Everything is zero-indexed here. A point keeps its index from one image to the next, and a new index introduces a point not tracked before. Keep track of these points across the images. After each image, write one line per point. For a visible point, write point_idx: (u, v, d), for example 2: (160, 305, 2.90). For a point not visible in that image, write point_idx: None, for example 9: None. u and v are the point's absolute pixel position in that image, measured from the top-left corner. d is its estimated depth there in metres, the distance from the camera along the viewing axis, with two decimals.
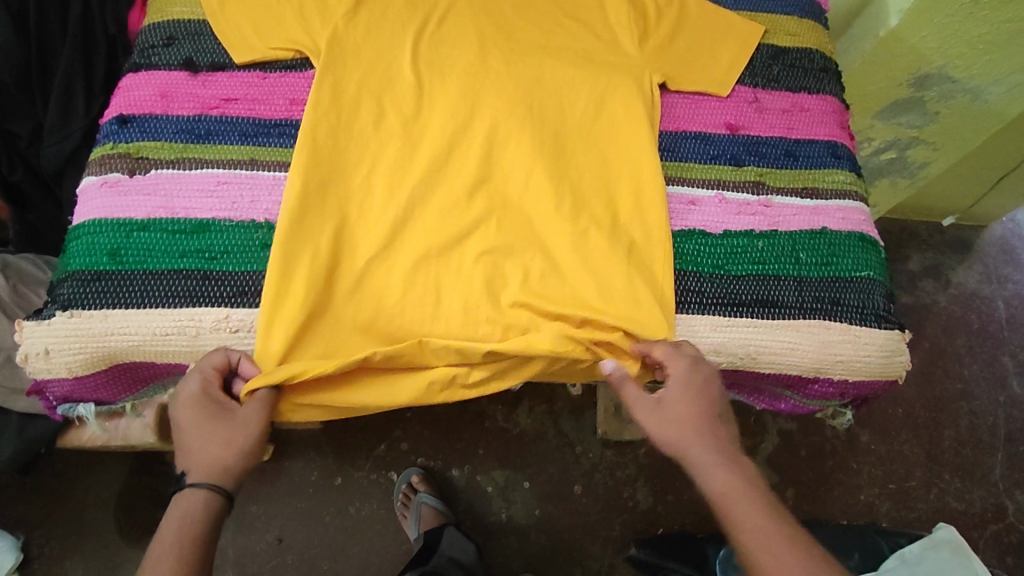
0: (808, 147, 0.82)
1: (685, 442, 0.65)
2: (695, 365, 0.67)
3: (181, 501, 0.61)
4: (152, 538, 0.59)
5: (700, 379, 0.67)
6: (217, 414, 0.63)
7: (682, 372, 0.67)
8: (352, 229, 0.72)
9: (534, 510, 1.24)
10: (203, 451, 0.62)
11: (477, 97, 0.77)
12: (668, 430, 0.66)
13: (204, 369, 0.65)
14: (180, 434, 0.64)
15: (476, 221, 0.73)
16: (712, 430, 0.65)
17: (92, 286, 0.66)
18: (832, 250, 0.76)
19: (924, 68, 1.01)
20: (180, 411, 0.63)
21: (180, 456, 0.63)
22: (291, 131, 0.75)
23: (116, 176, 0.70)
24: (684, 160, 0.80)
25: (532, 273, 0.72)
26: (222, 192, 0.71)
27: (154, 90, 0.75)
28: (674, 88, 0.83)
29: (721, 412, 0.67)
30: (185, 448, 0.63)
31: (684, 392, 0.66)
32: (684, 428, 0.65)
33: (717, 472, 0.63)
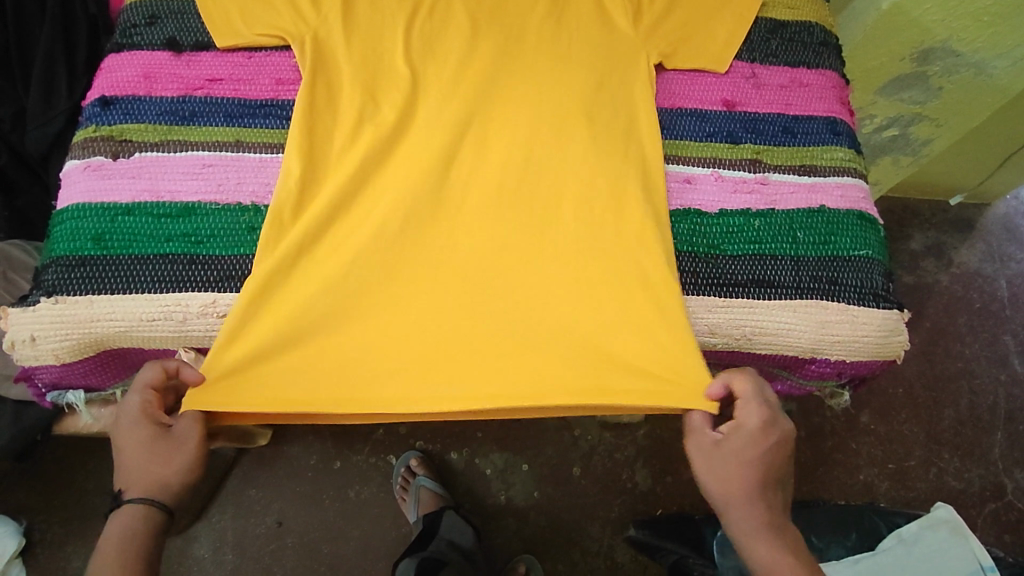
0: (807, 123, 0.80)
1: (736, 495, 0.64)
2: (769, 422, 0.65)
3: (116, 521, 0.61)
4: (93, 556, 0.60)
5: (770, 436, 0.65)
6: (153, 432, 0.62)
7: (753, 427, 0.65)
8: (336, 235, 0.70)
9: (532, 492, 1.24)
10: (140, 470, 0.62)
11: (468, 86, 0.76)
12: (723, 480, 0.65)
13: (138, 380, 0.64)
14: (117, 451, 0.63)
15: (470, 222, 0.72)
16: (764, 494, 0.64)
17: (77, 271, 0.65)
18: (830, 228, 0.74)
19: (927, 41, 0.98)
20: (118, 428, 0.63)
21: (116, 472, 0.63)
22: (277, 111, 0.74)
23: (99, 160, 0.69)
24: (679, 137, 0.78)
25: (526, 283, 0.70)
26: (208, 175, 0.69)
27: (136, 71, 0.74)
28: (670, 66, 0.81)
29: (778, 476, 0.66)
30: (121, 465, 0.62)
31: (749, 448, 0.65)
32: (740, 482, 0.64)
33: (762, 538, 0.63)
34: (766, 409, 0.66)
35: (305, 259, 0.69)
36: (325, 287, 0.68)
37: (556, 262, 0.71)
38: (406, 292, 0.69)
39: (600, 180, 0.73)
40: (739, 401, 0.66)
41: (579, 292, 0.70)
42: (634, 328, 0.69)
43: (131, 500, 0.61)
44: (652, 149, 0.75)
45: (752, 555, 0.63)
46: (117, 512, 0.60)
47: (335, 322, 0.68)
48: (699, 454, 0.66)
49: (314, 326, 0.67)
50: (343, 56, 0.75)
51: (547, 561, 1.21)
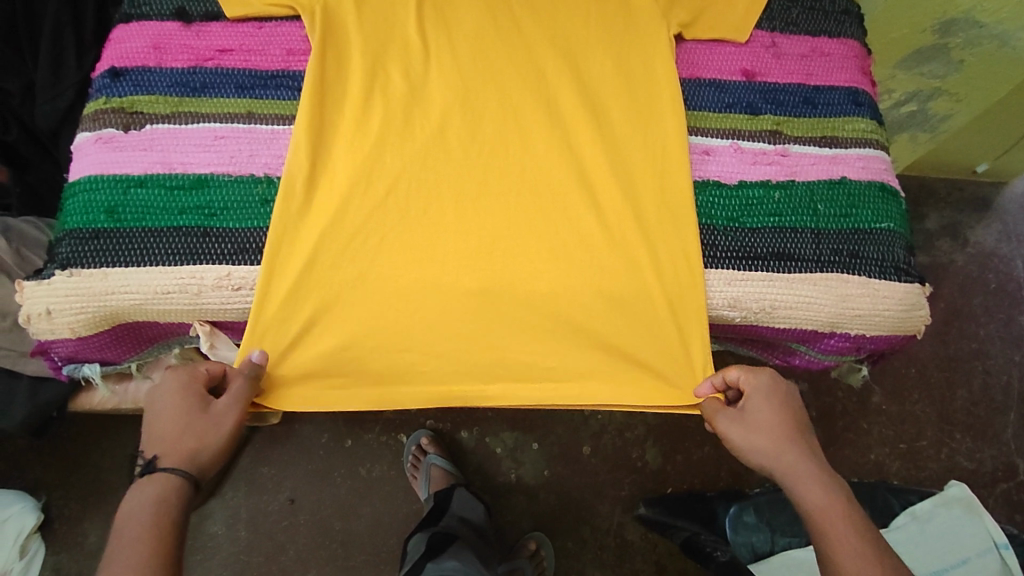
0: (828, 94, 0.79)
1: (771, 447, 0.64)
2: (776, 377, 0.68)
3: (143, 489, 0.59)
4: (121, 523, 0.57)
5: (782, 390, 0.67)
6: (195, 402, 0.63)
7: (764, 384, 0.67)
8: (348, 208, 0.68)
9: (543, 470, 1.24)
10: (175, 436, 0.61)
11: (486, 58, 0.75)
12: (754, 436, 0.65)
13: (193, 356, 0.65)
14: (151, 417, 0.63)
15: (494, 204, 0.70)
16: (802, 442, 0.65)
17: (89, 244, 0.63)
18: (851, 200, 0.73)
19: (949, 13, 0.97)
20: (160, 395, 0.63)
21: (147, 440, 0.62)
22: (289, 82, 0.73)
23: (111, 132, 0.68)
24: (698, 109, 0.77)
25: (553, 268, 0.69)
26: (220, 147, 0.68)
27: (146, 42, 0.73)
28: (690, 37, 0.80)
29: (805, 426, 0.67)
30: (154, 432, 0.62)
31: (769, 402, 0.66)
32: (770, 433, 0.64)
33: (813, 483, 0.62)
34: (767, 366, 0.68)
35: (324, 237, 0.67)
36: (342, 270, 0.67)
37: (578, 248, 0.70)
38: (428, 276, 0.68)
39: (621, 165, 0.73)
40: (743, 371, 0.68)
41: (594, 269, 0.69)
42: (654, 316, 0.69)
43: (163, 466, 0.60)
44: (674, 118, 0.74)
45: (805, 501, 0.62)
46: (151, 478, 0.59)
47: (357, 306, 0.68)
48: (728, 422, 0.66)
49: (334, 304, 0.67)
50: (355, 25, 0.74)
51: (559, 538, 1.21)
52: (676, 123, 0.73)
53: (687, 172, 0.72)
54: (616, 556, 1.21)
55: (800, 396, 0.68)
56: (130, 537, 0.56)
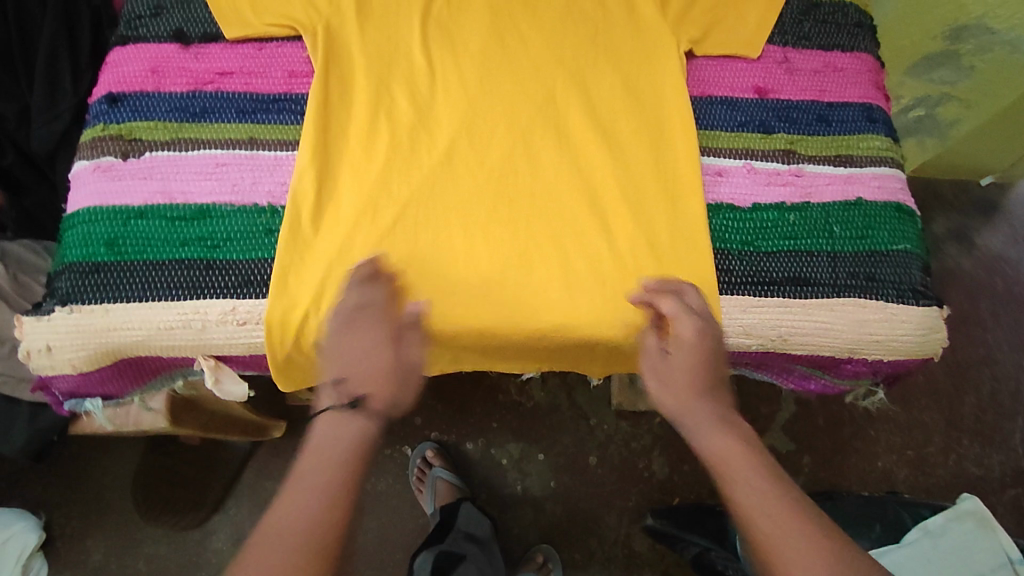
0: (842, 110, 0.77)
1: (678, 401, 0.61)
2: (707, 328, 0.62)
3: (344, 429, 0.59)
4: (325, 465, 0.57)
5: (708, 346, 0.62)
6: (394, 350, 0.61)
7: (692, 338, 0.61)
8: (354, 240, 0.66)
9: (549, 482, 1.23)
10: (381, 378, 0.60)
11: (492, 81, 0.74)
12: (663, 389, 0.62)
13: (376, 291, 0.62)
14: (348, 350, 0.61)
15: (502, 231, 0.68)
16: (712, 393, 0.61)
17: (89, 279, 0.62)
18: (867, 221, 0.71)
19: (962, 18, 1.02)
20: (358, 335, 0.60)
21: (348, 374, 0.61)
22: (291, 106, 0.71)
23: (109, 160, 0.66)
24: (709, 128, 0.75)
25: (565, 296, 0.67)
26: (222, 175, 0.67)
27: (143, 65, 0.71)
28: (701, 53, 0.78)
29: (720, 381, 0.63)
30: (353, 368, 0.61)
31: (691, 356, 0.61)
32: (678, 388, 0.61)
33: (711, 437, 0.59)
34: (698, 312, 0.63)
35: (332, 272, 0.64)
36: None
37: (588, 277, 0.68)
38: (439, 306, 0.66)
39: (632, 188, 0.71)
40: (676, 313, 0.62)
41: (608, 299, 0.67)
42: None
43: (365, 408, 0.59)
44: (686, 140, 0.72)
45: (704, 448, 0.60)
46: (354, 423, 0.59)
47: (467, 280, 0.67)
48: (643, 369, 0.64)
49: None
50: (362, 48, 0.74)
51: (565, 550, 1.20)
52: (686, 145, 0.72)
53: (699, 196, 0.70)
54: (623, 567, 1.20)
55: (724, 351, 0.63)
56: (323, 470, 0.57)
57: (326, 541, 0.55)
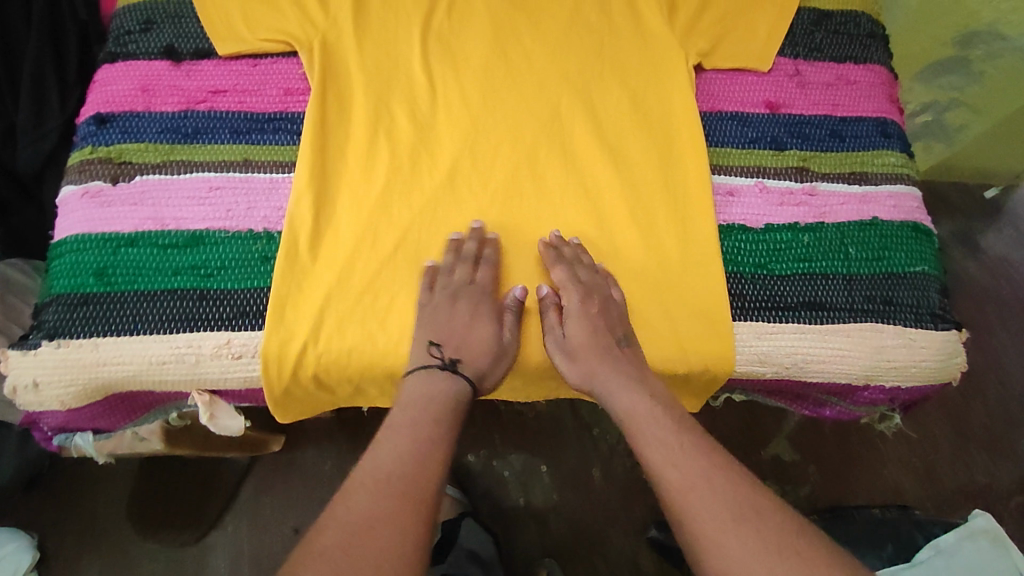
0: (856, 125, 0.75)
1: (591, 367, 0.62)
2: (588, 290, 0.64)
3: (439, 383, 0.60)
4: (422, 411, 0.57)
5: (596, 307, 0.64)
6: (490, 323, 0.63)
7: (577, 303, 0.63)
8: (353, 266, 0.63)
9: (552, 495, 1.19)
10: (476, 349, 0.63)
11: (496, 97, 0.72)
12: (581, 358, 0.63)
13: (484, 259, 0.65)
14: (448, 314, 0.63)
15: (508, 256, 0.66)
16: (614, 352, 0.63)
17: (78, 311, 0.59)
18: (884, 242, 0.69)
19: (973, 25, 1.02)
20: (460, 298, 0.63)
21: (449, 337, 0.62)
22: (287, 125, 0.68)
23: (98, 185, 0.64)
24: (720, 145, 0.73)
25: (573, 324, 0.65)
26: (216, 199, 0.64)
27: (133, 84, 0.68)
28: (711, 66, 0.76)
29: (621, 337, 0.64)
30: (448, 333, 0.62)
31: (581, 323, 0.63)
32: (591, 355, 0.62)
33: (623, 393, 0.61)
34: (584, 282, 0.64)
35: (331, 301, 0.62)
36: (354, 335, 0.61)
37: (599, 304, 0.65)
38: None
39: (641, 209, 0.68)
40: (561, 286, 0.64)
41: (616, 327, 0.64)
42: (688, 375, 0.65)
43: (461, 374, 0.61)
44: (697, 159, 0.70)
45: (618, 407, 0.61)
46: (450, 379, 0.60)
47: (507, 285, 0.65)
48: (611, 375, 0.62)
49: (339, 376, 0.62)
50: (360, 63, 0.71)
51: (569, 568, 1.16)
52: (696, 164, 0.70)
53: (711, 217, 0.68)
54: None
55: (618, 311, 0.64)
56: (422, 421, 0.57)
57: (418, 484, 0.53)
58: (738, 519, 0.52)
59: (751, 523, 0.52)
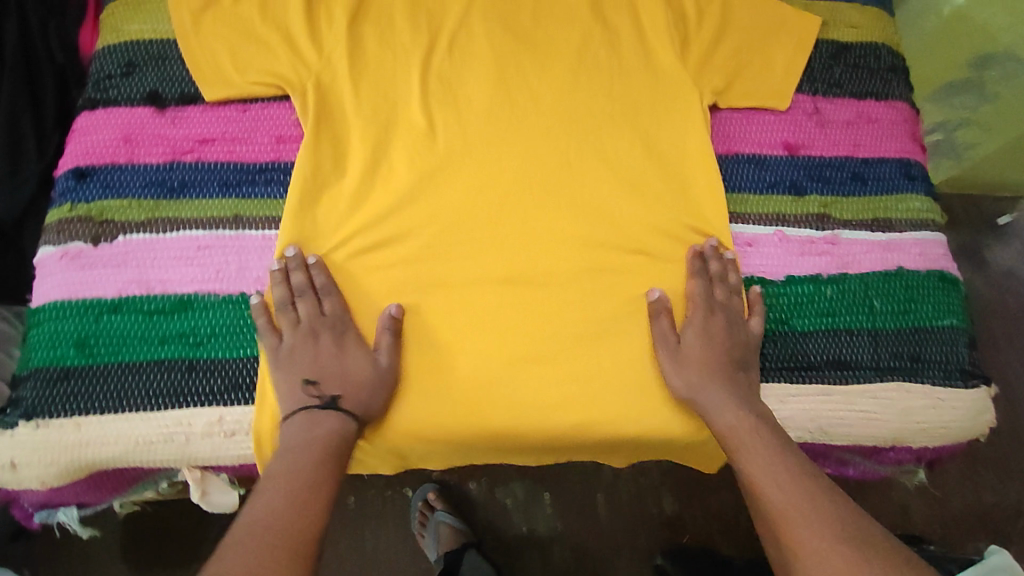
0: (877, 167, 0.71)
1: (697, 379, 0.60)
2: (724, 301, 0.63)
3: (312, 425, 0.54)
4: (292, 454, 0.53)
5: (721, 321, 0.62)
6: (358, 354, 0.58)
7: (701, 313, 0.62)
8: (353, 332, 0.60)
9: (556, 523, 1.04)
10: (355, 380, 0.57)
11: (501, 142, 0.68)
12: (683, 370, 0.60)
13: (324, 286, 0.60)
14: (314, 351, 0.58)
15: (518, 316, 0.62)
16: (732, 374, 0.60)
17: (57, 387, 0.55)
18: (909, 294, 0.66)
19: (990, 47, 0.95)
20: (303, 335, 0.58)
21: (322, 373, 0.57)
22: (280, 177, 0.65)
23: (78, 246, 0.60)
24: (737, 190, 0.69)
25: (583, 388, 0.61)
26: (204, 260, 0.60)
27: (115, 133, 0.64)
28: (726, 105, 0.72)
29: (740, 359, 0.61)
30: (325, 370, 0.57)
31: (701, 331, 0.62)
32: (701, 365, 0.60)
33: (722, 410, 0.58)
34: (717, 301, 0.63)
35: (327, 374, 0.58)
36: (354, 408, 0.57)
37: (615, 367, 0.62)
38: (454, 402, 0.60)
39: (653, 264, 0.65)
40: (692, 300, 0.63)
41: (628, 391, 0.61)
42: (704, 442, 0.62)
43: (342, 408, 0.56)
44: (713, 208, 0.67)
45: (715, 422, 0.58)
46: (317, 415, 0.55)
47: (513, 347, 0.61)
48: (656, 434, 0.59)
49: None
50: (358, 107, 0.67)
51: None
52: (712, 214, 0.67)
53: (727, 271, 0.65)
54: None
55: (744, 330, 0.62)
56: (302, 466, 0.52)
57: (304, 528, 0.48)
58: (843, 540, 0.49)
59: (856, 544, 0.49)
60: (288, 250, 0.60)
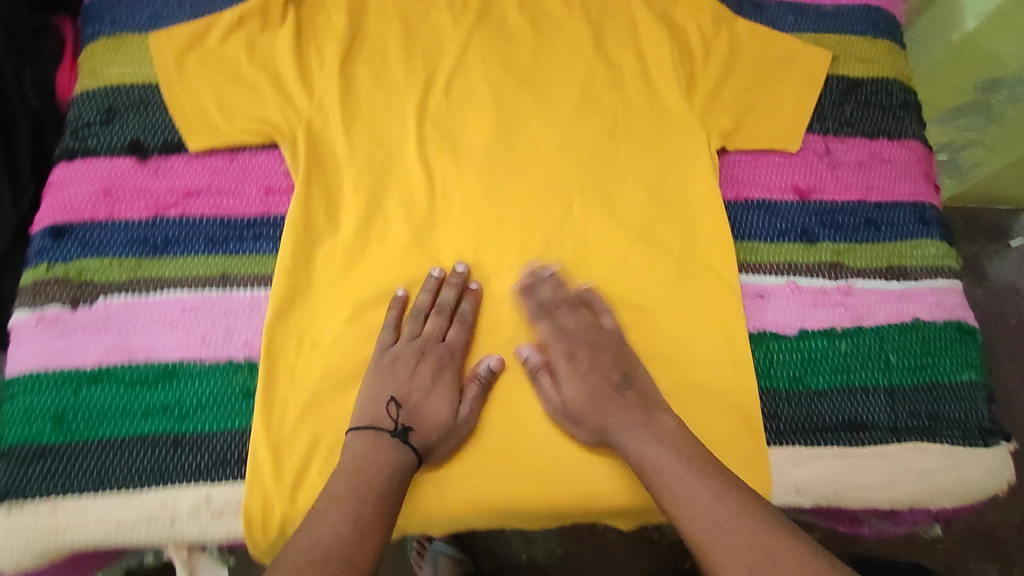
0: (892, 211, 0.68)
1: (599, 415, 0.57)
2: (581, 327, 0.60)
3: (380, 447, 0.54)
4: (351, 474, 0.52)
5: (591, 347, 0.60)
6: (453, 388, 0.58)
7: (569, 347, 0.60)
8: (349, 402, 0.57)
9: (556, 549, 0.93)
10: (429, 416, 0.57)
11: (499, 190, 0.65)
12: (586, 408, 0.57)
13: (448, 311, 0.60)
14: (412, 369, 0.58)
15: (517, 377, 0.60)
16: (622, 400, 0.57)
17: (35, 467, 0.53)
18: (926, 347, 0.64)
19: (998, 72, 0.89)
20: (417, 348, 0.59)
21: (409, 397, 0.57)
22: (268, 232, 0.61)
23: (55, 311, 0.57)
24: (748, 238, 0.66)
25: (586, 455, 0.58)
26: (190, 323, 0.58)
27: (94, 187, 0.61)
28: (735, 147, 0.69)
29: (620, 379, 0.58)
30: (408, 391, 0.57)
31: (575, 368, 0.59)
32: (595, 398, 0.57)
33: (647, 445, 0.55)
34: (573, 329, 0.60)
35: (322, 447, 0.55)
36: None
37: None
38: (451, 470, 0.57)
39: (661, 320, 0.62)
40: (557, 334, 0.60)
41: None
42: None
43: (410, 442, 0.55)
44: (722, 258, 0.64)
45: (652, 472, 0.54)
46: (394, 444, 0.54)
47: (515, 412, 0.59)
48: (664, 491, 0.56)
49: None
50: (349, 154, 0.64)
51: None
52: (721, 264, 0.64)
53: (739, 328, 0.62)
54: None
55: (615, 348, 0.60)
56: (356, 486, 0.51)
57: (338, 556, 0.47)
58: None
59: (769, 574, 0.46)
60: (457, 265, 0.62)
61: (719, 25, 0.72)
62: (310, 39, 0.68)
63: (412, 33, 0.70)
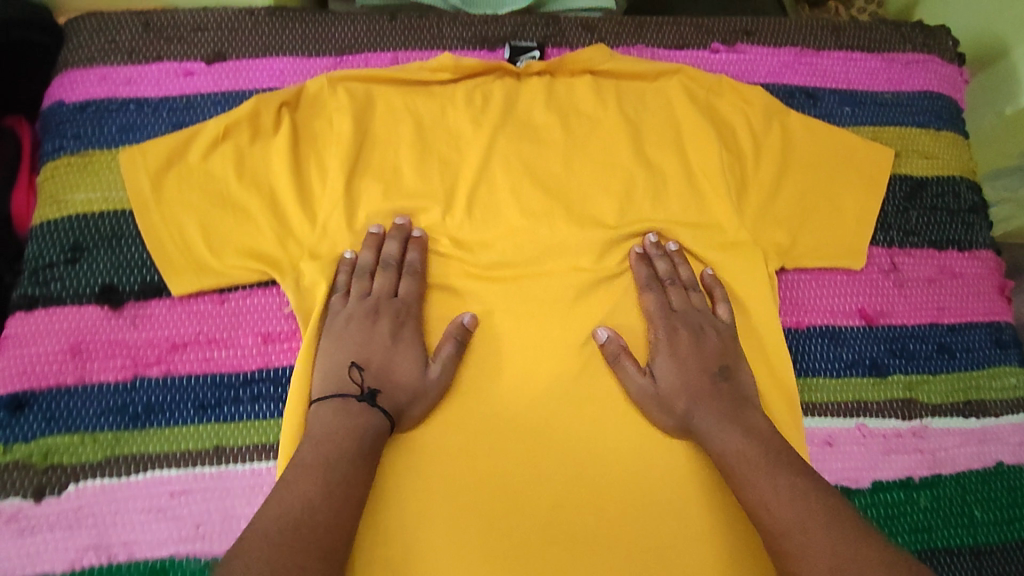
0: (966, 335, 0.62)
1: (692, 397, 0.52)
2: (676, 307, 0.57)
3: (342, 414, 0.48)
4: (311, 443, 0.46)
5: (689, 327, 0.56)
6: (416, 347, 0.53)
7: (660, 326, 0.56)
8: None
9: None
10: (397, 382, 0.51)
11: (532, 325, 0.56)
12: (684, 384, 0.53)
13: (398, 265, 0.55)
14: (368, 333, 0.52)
15: (562, 559, 0.50)
16: (718, 390, 0.53)
17: None
18: (1011, 497, 0.57)
19: None
20: (371, 306, 0.53)
21: (371, 359, 0.51)
22: (268, 391, 0.53)
23: (17, 504, 0.48)
24: (811, 374, 0.59)
25: None
26: (179, 510, 0.49)
27: (60, 346, 0.52)
28: (794, 267, 0.61)
29: (719, 367, 0.54)
30: (370, 355, 0.51)
31: (667, 343, 0.55)
32: (694, 379, 0.53)
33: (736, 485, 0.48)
34: (678, 312, 0.56)
35: None
36: None
37: None
38: None
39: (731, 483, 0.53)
40: (654, 301, 0.57)
41: None
42: None
43: (379, 406, 0.49)
44: (788, 402, 0.56)
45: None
46: (356, 405, 0.48)
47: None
48: None
49: None
50: None
51: None
52: (790, 414, 0.56)
53: None
54: None
55: (717, 338, 0.55)
56: (323, 459, 0.45)
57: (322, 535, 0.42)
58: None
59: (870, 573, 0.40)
60: (397, 219, 0.57)
61: (771, 119, 0.64)
62: (309, 149, 0.59)
63: (425, 137, 0.60)
